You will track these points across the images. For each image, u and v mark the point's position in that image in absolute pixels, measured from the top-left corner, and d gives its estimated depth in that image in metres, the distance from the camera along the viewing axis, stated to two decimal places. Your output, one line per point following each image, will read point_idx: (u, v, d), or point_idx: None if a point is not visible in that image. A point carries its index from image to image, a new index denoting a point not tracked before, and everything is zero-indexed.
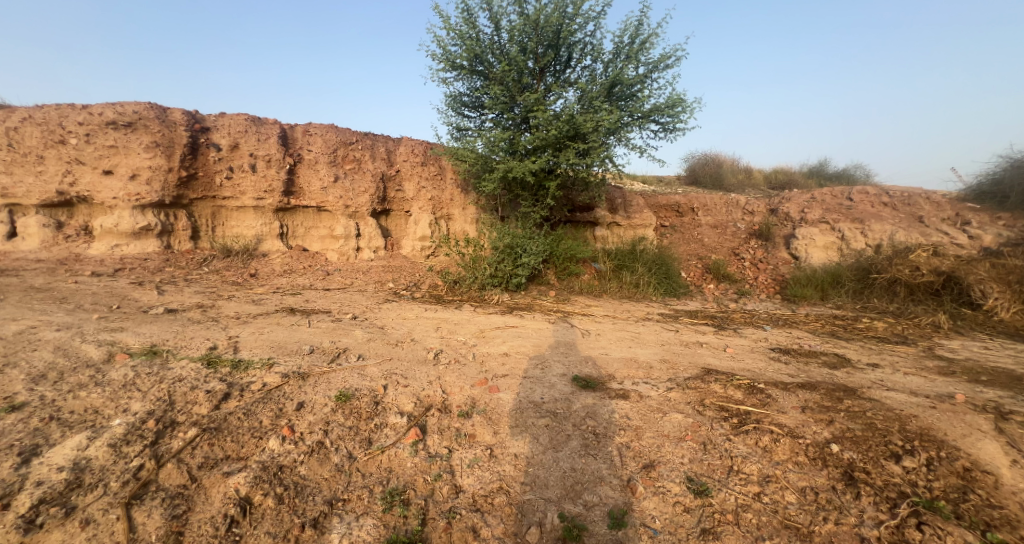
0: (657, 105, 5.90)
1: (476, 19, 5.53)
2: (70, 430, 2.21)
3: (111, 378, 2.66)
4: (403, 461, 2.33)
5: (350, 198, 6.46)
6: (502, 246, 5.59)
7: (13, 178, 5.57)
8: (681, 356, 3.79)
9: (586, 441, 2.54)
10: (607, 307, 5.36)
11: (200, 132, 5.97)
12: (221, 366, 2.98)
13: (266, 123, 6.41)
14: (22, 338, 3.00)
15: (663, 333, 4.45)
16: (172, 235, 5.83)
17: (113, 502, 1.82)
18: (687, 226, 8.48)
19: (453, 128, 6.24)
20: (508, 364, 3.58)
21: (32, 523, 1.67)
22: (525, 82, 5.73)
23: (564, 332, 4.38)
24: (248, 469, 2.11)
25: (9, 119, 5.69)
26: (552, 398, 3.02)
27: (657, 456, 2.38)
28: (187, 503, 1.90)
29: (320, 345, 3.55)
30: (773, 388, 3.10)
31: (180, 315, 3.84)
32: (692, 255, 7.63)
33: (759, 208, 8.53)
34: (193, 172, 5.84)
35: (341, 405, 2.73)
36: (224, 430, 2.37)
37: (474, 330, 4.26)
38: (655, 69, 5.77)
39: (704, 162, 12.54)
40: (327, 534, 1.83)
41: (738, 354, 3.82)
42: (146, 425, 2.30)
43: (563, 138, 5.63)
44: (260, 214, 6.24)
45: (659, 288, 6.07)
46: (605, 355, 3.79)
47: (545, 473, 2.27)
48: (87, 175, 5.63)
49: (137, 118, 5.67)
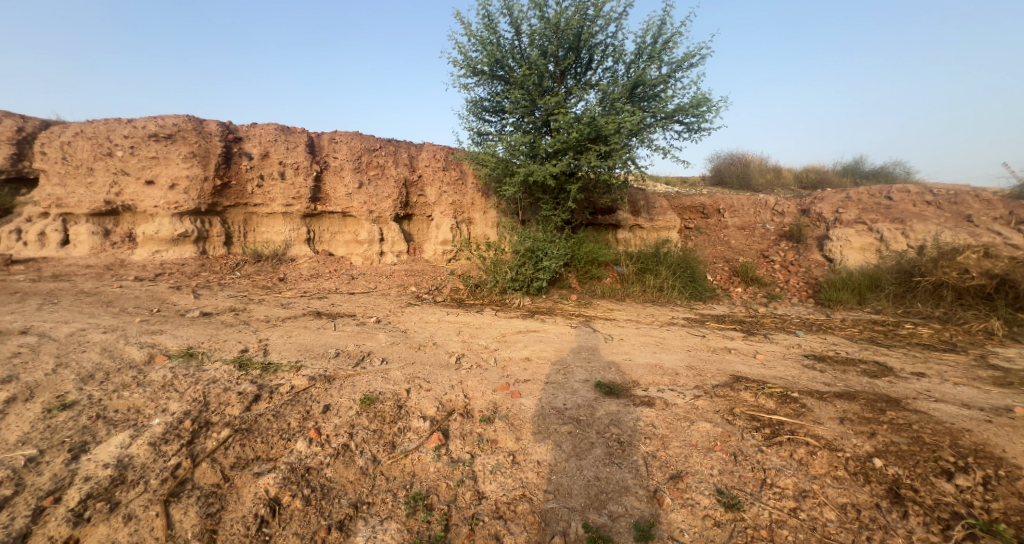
0: (681, 105, 5.77)
1: (496, 24, 5.55)
2: (114, 428, 2.33)
3: (151, 379, 2.79)
4: (426, 465, 2.34)
5: (374, 204, 6.59)
6: (523, 250, 5.58)
7: (66, 189, 5.95)
8: (708, 363, 3.67)
9: (610, 449, 2.48)
10: (630, 311, 5.26)
11: (233, 142, 6.23)
12: (252, 368, 3.08)
13: (294, 132, 6.62)
14: (73, 339, 3.19)
15: (689, 338, 4.33)
16: (207, 241, 6.09)
17: (153, 499, 1.91)
18: (712, 227, 8.27)
19: (474, 133, 6.26)
20: (530, 369, 3.55)
21: (81, 517, 1.78)
22: (545, 86, 5.71)
23: (587, 337, 4.32)
24: (277, 470, 2.17)
25: (63, 135, 6.09)
26: (575, 404, 2.98)
27: (685, 467, 2.30)
28: (220, 502, 1.96)
29: (345, 348, 3.63)
30: (808, 397, 2.96)
31: (214, 319, 3.99)
32: (718, 257, 7.41)
33: (789, 209, 8.22)
34: (226, 181, 6.11)
35: (366, 408, 2.77)
36: (255, 431, 2.45)
37: (495, 335, 4.26)
38: (679, 69, 5.65)
39: (730, 162, 12.21)
40: (353, 537, 1.85)
41: (769, 362, 3.67)
42: (183, 424, 2.40)
43: (585, 141, 5.57)
44: (289, 220, 6.45)
45: (685, 292, 5.91)
46: (628, 361, 3.72)
47: (568, 481, 2.24)
48: (132, 185, 5.96)
49: (176, 130, 5.96)
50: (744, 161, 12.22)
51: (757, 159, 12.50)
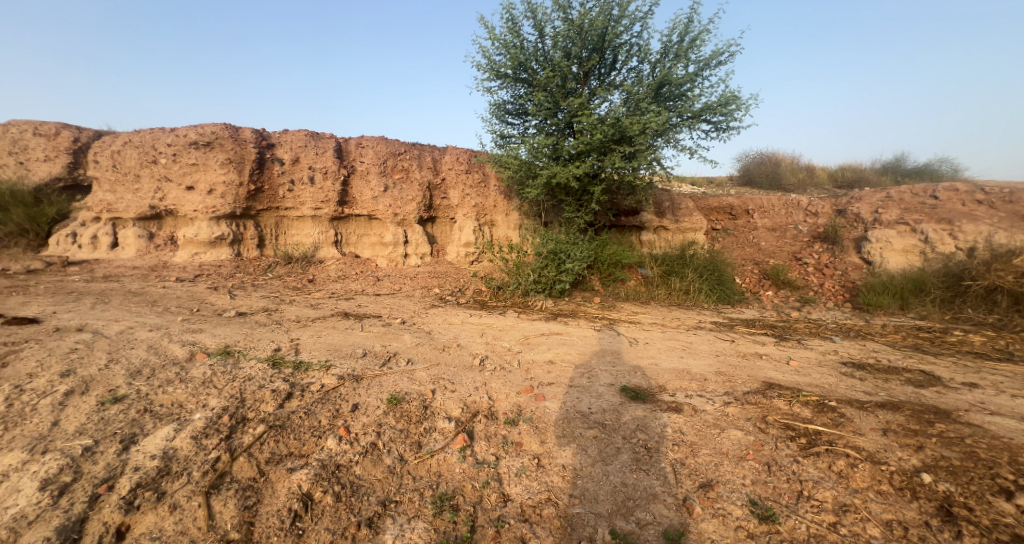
0: (709, 104, 5.65)
1: (520, 27, 5.56)
2: (160, 422, 2.45)
3: (193, 375, 2.92)
4: (451, 466, 2.37)
5: (398, 207, 6.72)
6: (546, 252, 5.56)
7: (116, 195, 6.32)
8: (738, 369, 3.56)
9: (637, 455, 2.45)
10: (655, 314, 5.16)
11: (266, 148, 6.48)
12: (284, 367, 3.19)
13: (323, 137, 6.83)
14: (123, 337, 3.38)
15: (718, 343, 4.21)
16: (241, 244, 6.35)
17: (196, 490, 2.00)
18: (740, 229, 8.04)
19: (497, 136, 6.28)
20: (554, 372, 3.53)
21: (132, 504, 1.89)
22: (569, 87, 5.69)
23: (611, 340, 4.27)
24: (309, 466, 2.23)
25: (114, 144, 6.48)
26: (601, 408, 2.95)
27: (715, 476, 2.24)
28: (257, 496, 2.04)
29: (372, 348, 3.71)
30: (847, 407, 2.83)
31: (249, 318, 4.16)
32: (747, 260, 7.19)
33: (823, 209, 7.90)
34: (259, 186, 6.35)
35: (393, 408, 2.82)
36: (288, 428, 2.53)
37: (518, 337, 4.26)
38: (707, 67, 5.52)
39: (759, 161, 11.84)
40: (381, 535, 1.88)
41: (804, 369, 3.52)
42: (222, 420, 2.50)
43: (608, 142, 5.51)
44: (318, 223, 6.64)
45: (712, 295, 5.76)
46: (654, 365, 3.65)
47: (594, 486, 2.21)
48: (174, 190, 6.28)
49: (214, 138, 6.25)
50: (775, 160, 11.82)
51: (788, 158, 12.07)
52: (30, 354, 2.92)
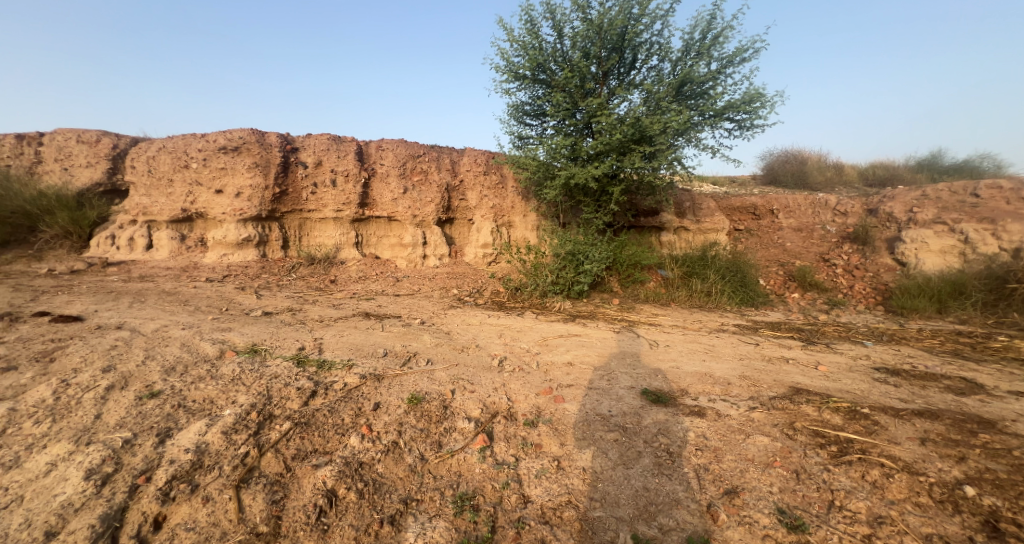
0: (732, 101, 5.53)
1: (539, 28, 5.56)
2: (192, 417, 2.54)
3: (223, 372, 3.03)
4: (471, 466, 2.38)
5: (417, 209, 6.81)
6: (564, 253, 5.55)
7: (150, 199, 6.59)
8: (763, 373, 3.46)
9: (659, 459, 2.41)
10: (676, 316, 5.07)
11: (290, 152, 6.66)
12: (309, 366, 3.26)
13: (344, 141, 6.97)
14: (158, 335, 3.53)
15: (742, 346, 4.11)
16: (267, 245, 6.54)
17: (227, 483, 2.07)
18: (764, 229, 7.84)
19: (515, 137, 6.29)
20: (573, 374, 3.51)
21: (167, 496, 1.97)
22: (587, 87, 5.66)
23: (630, 342, 4.21)
24: (333, 463, 2.28)
25: (149, 150, 6.77)
26: (621, 411, 2.91)
27: (741, 483, 2.18)
28: (284, 490, 2.09)
29: (393, 348, 3.76)
30: (880, 414, 2.72)
31: (275, 318, 4.28)
32: (772, 261, 6.99)
33: (853, 209, 7.62)
34: (284, 189, 6.53)
35: (413, 407, 2.86)
36: (313, 425, 2.59)
37: (536, 338, 4.25)
38: (730, 64, 5.40)
39: (784, 160, 11.52)
40: (403, 532, 1.90)
41: (833, 374, 3.40)
42: (250, 416, 2.57)
43: (628, 142, 5.45)
44: (339, 224, 6.79)
45: (735, 298, 5.64)
46: (675, 369, 3.58)
47: (615, 490, 2.18)
48: (203, 194, 6.52)
49: (242, 143, 6.46)
50: (801, 158, 11.47)
51: (816, 156, 11.70)
52: (75, 350, 3.08)
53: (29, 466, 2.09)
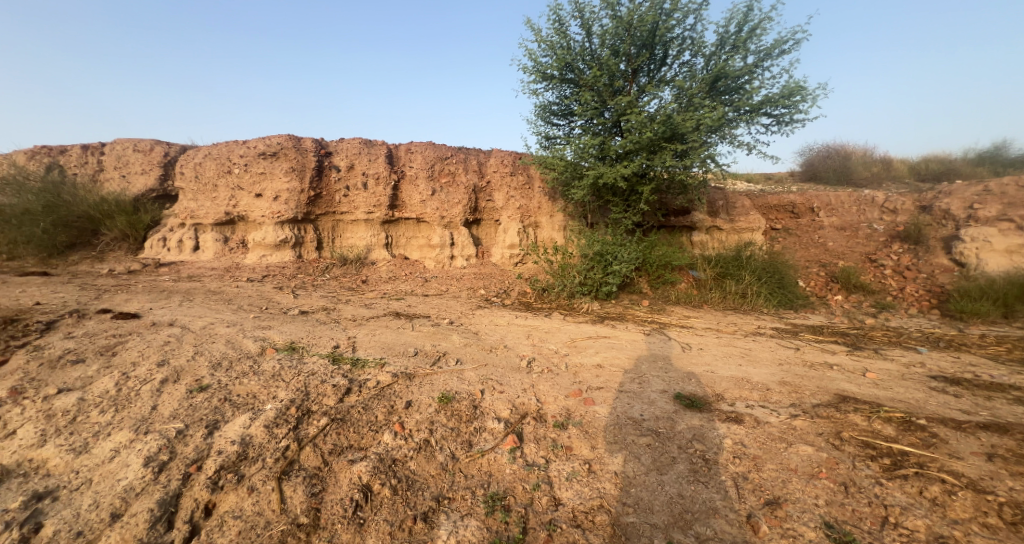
0: (770, 96, 5.32)
1: (567, 28, 5.52)
2: (237, 410, 2.67)
3: (264, 368, 3.16)
4: (502, 466, 2.38)
5: (445, 210, 6.91)
6: (592, 254, 5.48)
7: (196, 203, 6.97)
8: (805, 379, 3.30)
9: (694, 466, 2.33)
10: (709, 319, 4.92)
11: (324, 157, 6.91)
12: (343, 363, 3.37)
13: (375, 145, 7.17)
14: (206, 331, 3.73)
15: (780, 350, 3.93)
16: (302, 246, 6.80)
17: (269, 475, 2.16)
18: (804, 228, 7.49)
19: (542, 137, 6.26)
20: (602, 376, 3.47)
21: (216, 484, 2.08)
22: (616, 86, 5.57)
23: (661, 345, 4.11)
24: (368, 459, 2.34)
25: (195, 157, 7.18)
26: (653, 416, 2.85)
27: (783, 494, 2.08)
28: (322, 484, 2.16)
29: (423, 347, 3.83)
30: (939, 427, 2.54)
31: (311, 317, 4.44)
32: (812, 261, 6.67)
33: (903, 206, 7.16)
34: (318, 192, 6.78)
35: (444, 406, 2.89)
36: (348, 421, 2.66)
37: (565, 339, 4.23)
38: (768, 57, 5.20)
39: (825, 155, 10.99)
40: (436, 530, 1.92)
41: (883, 382, 3.21)
42: (290, 411, 2.67)
43: (659, 140, 5.34)
44: (370, 226, 6.97)
45: (772, 300, 5.43)
46: (710, 373, 3.47)
47: (649, 496, 2.13)
48: (244, 198, 6.85)
49: (280, 148, 6.77)
50: (844, 153, 10.91)
51: (860, 151, 11.10)
52: (134, 345, 3.30)
53: (95, 452, 2.26)
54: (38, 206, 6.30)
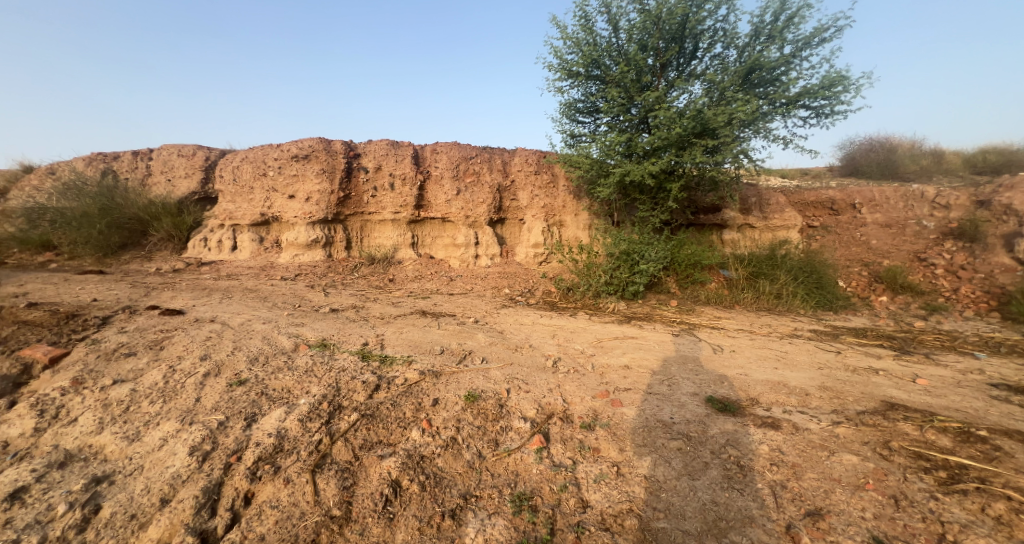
0: (809, 87, 5.09)
1: (593, 24, 5.44)
2: (273, 404, 2.77)
3: (298, 364, 3.27)
4: (528, 466, 2.37)
5: (470, 209, 6.97)
6: (618, 253, 5.39)
7: (234, 205, 7.29)
8: (848, 385, 3.13)
9: (728, 472, 2.25)
10: (741, 320, 4.75)
11: (353, 158, 7.11)
12: (372, 360, 3.45)
13: (401, 146, 7.31)
14: (244, 328, 3.89)
15: (819, 354, 3.75)
16: (332, 246, 7.00)
17: (304, 467, 2.23)
18: (844, 225, 7.12)
19: (567, 135, 6.20)
20: (630, 377, 3.40)
21: (255, 475, 2.16)
22: (644, 81, 5.45)
23: (691, 346, 3.99)
24: (397, 455, 2.37)
25: (233, 161, 7.53)
26: (684, 419, 2.77)
27: (826, 505, 1.97)
28: (353, 477, 2.21)
29: (449, 346, 3.86)
30: (1002, 440, 2.35)
31: (341, 314, 4.57)
32: (853, 260, 6.34)
33: (957, 201, 6.70)
34: (347, 193, 6.97)
35: (470, 404, 2.91)
36: (378, 417, 2.71)
37: (591, 339, 4.18)
38: (807, 46, 4.97)
39: (868, 147, 10.41)
40: (464, 527, 1.93)
41: (936, 389, 3.00)
42: (322, 406, 2.74)
43: (689, 136, 5.20)
44: (397, 226, 7.10)
45: (809, 301, 5.21)
46: (743, 376, 3.35)
47: (680, 501, 2.06)
48: (278, 199, 7.12)
49: (311, 151, 7.02)
50: (889, 145, 10.31)
51: (907, 143, 10.46)
52: (179, 340, 3.48)
53: (146, 440, 2.40)
54: (94, 209, 6.77)
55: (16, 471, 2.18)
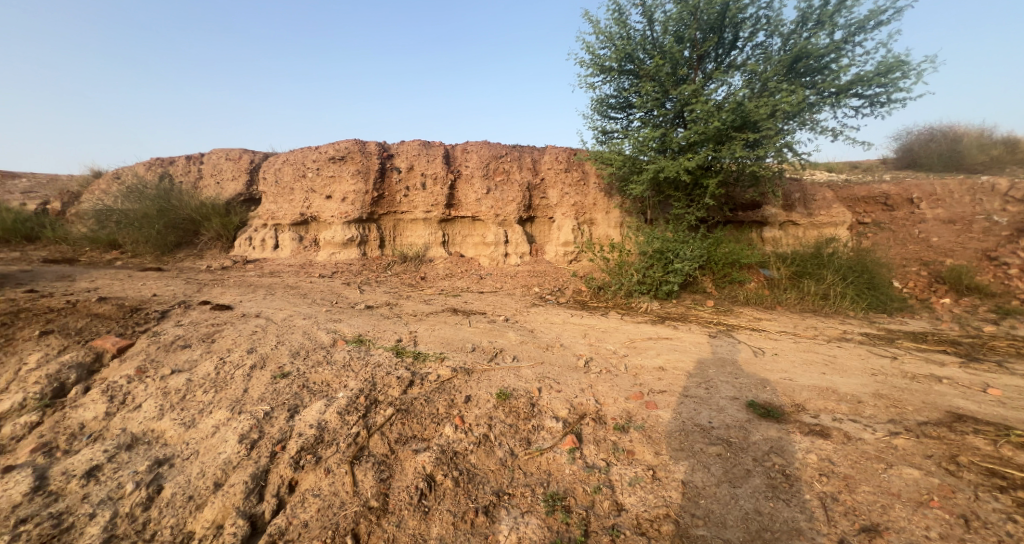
0: (862, 74, 4.78)
1: (627, 17, 5.32)
2: (314, 396, 2.88)
3: (336, 358, 3.39)
4: (561, 466, 2.35)
5: (500, 208, 7.01)
6: (651, 251, 5.25)
7: (276, 205, 7.65)
8: (906, 393, 2.92)
9: (772, 481, 2.14)
10: (784, 321, 4.52)
11: (387, 159, 7.30)
12: (406, 356, 3.52)
13: (432, 146, 7.44)
14: (287, 323, 4.08)
15: (872, 359, 3.51)
16: (366, 245, 7.20)
17: (343, 459, 2.30)
18: (900, 221, 6.64)
19: (599, 132, 6.10)
20: (665, 379, 3.31)
21: (299, 463, 2.26)
22: (680, 74, 5.29)
23: (729, 349, 3.84)
24: (431, 450, 2.41)
25: (274, 163, 7.90)
26: (723, 423, 2.67)
27: (883, 521, 1.83)
28: (389, 470, 2.26)
29: (480, 344, 3.89)
30: None
31: (376, 311, 4.69)
32: (909, 259, 5.91)
33: None
34: (381, 193, 7.17)
35: (502, 402, 2.92)
36: (412, 412, 2.77)
37: (623, 340, 4.09)
38: (860, 30, 4.66)
39: (929, 137, 9.67)
40: (497, 524, 1.94)
41: (1011, 400, 2.74)
42: (359, 400, 2.82)
43: (728, 129, 4.99)
44: (428, 225, 7.22)
45: (860, 302, 4.89)
46: (787, 381, 3.18)
47: (720, 509, 1.97)
48: (316, 200, 7.41)
49: (347, 153, 7.26)
50: (953, 134, 9.53)
51: (975, 131, 9.63)
52: (229, 333, 3.68)
53: (200, 426, 2.55)
54: (153, 211, 7.29)
55: (91, 451, 2.38)
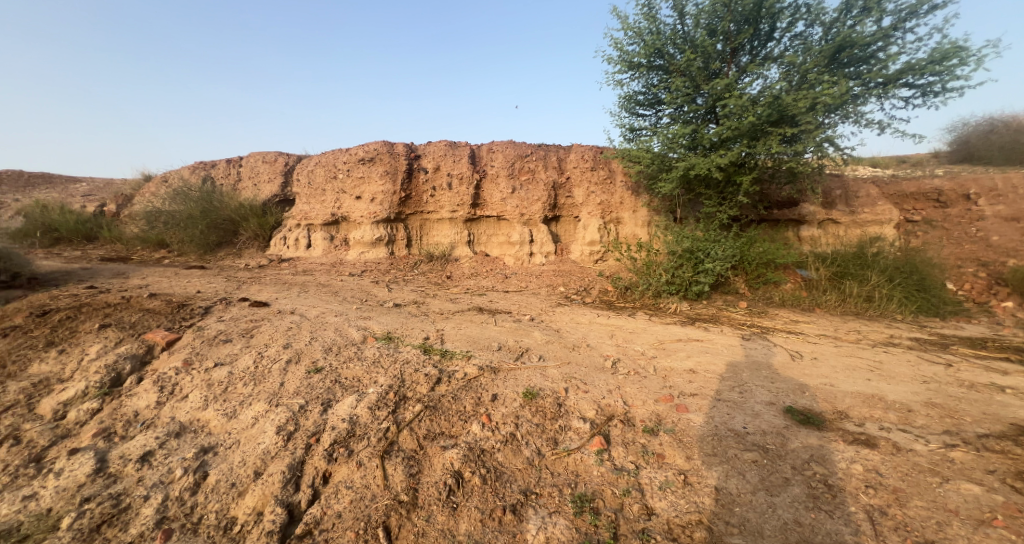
0: (913, 63, 4.50)
1: (657, 11, 5.20)
2: (345, 391, 2.96)
3: (367, 355, 3.48)
4: (589, 467, 2.33)
5: (525, 207, 7.01)
6: (680, 251, 5.12)
7: (308, 206, 7.93)
8: (963, 403, 2.72)
9: (813, 491, 2.04)
10: (824, 324, 4.31)
11: (414, 159, 7.44)
12: (434, 354, 3.58)
13: (458, 146, 7.52)
14: (320, 319, 4.21)
15: (923, 366, 3.29)
16: (393, 244, 7.35)
17: (374, 453, 2.35)
18: (953, 219, 6.21)
19: (626, 129, 6.01)
20: (697, 382, 3.22)
21: (332, 456, 2.33)
22: (712, 68, 5.14)
23: (764, 352, 3.69)
24: (459, 447, 2.43)
25: (307, 166, 8.20)
26: (759, 429, 2.56)
27: (938, 538, 1.71)
28: (418, 466, 2.29)
29: (506, 342, 3.91)
30: None
31: (404, 309, 4.78)
32: (965, 259, 5.54)
33: None
34: (408, 193, 7.31)
35: (529, 402, 2.91)
36: (439, 409, 2.80)
37: (651, 341, 4.01)
38: (912, 16, 4.38)
39: (989, 129, 8.99)
40: (525, 523, 1.93)
41: None
42: (389, 396, 2.88)
43: (763, 124, 4.81)
44: (454, 224, 7.30)
45: (908, 305, 4.62)
46: (829, 387, 3.03)
47: (757, 518, 1.89)
48: (346, 200, 7.63)
49: (376, 154, 7.45)
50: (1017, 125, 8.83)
51: None
52: (266, 329, 3.84)
53: (241, 417, 2.68)
54: (196, 212, 7.70)
55: (144, 437, 2.54)
